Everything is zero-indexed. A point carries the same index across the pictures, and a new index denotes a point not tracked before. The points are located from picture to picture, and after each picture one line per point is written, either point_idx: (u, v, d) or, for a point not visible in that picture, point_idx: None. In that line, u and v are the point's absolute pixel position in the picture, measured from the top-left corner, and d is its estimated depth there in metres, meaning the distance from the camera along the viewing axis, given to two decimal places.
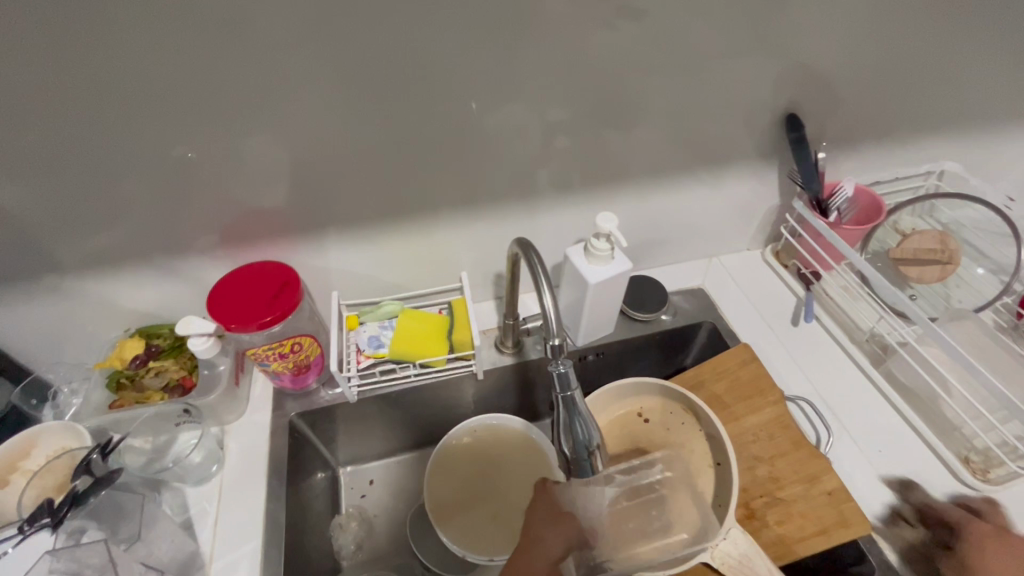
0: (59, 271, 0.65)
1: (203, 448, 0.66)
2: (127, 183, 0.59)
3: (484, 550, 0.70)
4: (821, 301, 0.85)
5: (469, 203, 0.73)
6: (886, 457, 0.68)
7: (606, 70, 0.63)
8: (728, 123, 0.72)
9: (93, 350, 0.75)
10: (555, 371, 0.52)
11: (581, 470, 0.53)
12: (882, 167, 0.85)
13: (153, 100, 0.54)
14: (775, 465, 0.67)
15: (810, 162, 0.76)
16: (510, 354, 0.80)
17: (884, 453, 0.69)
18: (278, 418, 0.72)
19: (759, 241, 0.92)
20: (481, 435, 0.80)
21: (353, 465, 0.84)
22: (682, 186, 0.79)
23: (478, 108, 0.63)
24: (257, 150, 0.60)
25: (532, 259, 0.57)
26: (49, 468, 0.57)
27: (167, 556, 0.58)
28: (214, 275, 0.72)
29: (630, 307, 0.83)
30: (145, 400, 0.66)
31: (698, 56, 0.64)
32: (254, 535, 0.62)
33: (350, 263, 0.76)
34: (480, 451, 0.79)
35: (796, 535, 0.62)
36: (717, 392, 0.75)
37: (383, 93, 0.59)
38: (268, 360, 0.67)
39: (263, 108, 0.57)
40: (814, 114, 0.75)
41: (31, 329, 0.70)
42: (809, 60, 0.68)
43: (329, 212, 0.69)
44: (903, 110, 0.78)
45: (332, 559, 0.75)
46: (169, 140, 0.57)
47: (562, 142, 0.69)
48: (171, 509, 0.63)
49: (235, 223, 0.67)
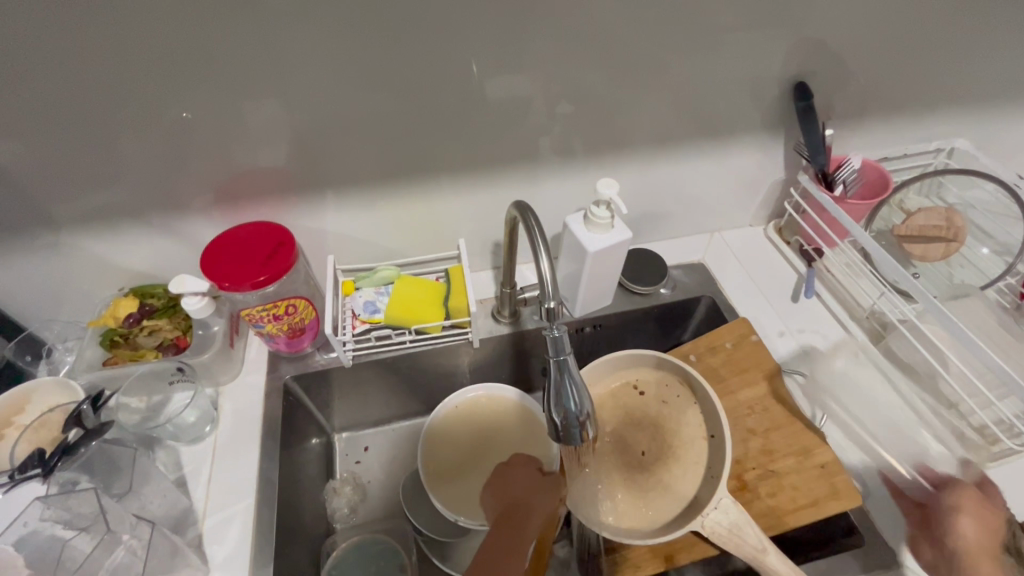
0: (51, 227, 0.64)
1: (196, 408, 0.66)
2: (118, 138, 0.58)
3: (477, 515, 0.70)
4: (823, 278, 0.84)
5: (467, 169, 0.71)
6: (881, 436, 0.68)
7: (612, 33, 0.61)
8: (734, 92, 0.70)
9: (87, 309, 0.75)
10: (549, 335, 0.51)
11: (570, 437, 0.53)
12: (891, 143, 0.84)
13: (142, 51, 0.52)
14: (768, 438, 0.67)
15: (818, 134, 0.74)
16: (507, 324, 0.80)
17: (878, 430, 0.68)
18: (273, 380, 0.72)
19: (762, 216, 0.90)
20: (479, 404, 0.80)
21: (348, 431, 0.84)
22: (686, 157, 0.78)
23: (478, 70, 0.61)
24: (251, 107, 0.59)
25: (530, 222, 0.55)
26: (41, 422, 0.58)
27: (159, 511, 0.58)
28: (209, 235, 0.71)
29: (630, 279, 0.82)
30: (139, 357, 0.66)
31: (706, 21, 0.62)
32: (247, 493, 0.62)
33: (347, 228, 0.75)
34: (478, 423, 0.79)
35: (786, 506, 0.62)
36: (713, 365, 0.75)
37: (380, 51, 0.57)
38: (262, 321, 0.67)
39: (256, 64, 0.55)
40: (825, 86, 0.73)
41: (24, 285, 0.69)
42: (821, 28, 0.66)
43: (325, 174, 0.67)
44: (916, 85, 0.76)
45: (325, 522, 0.75)
46: (159, 94, 0.55)
47: (564, 108, 0.67)
48: (165, 466, 0.64)
49: (230, 183, 0.66)
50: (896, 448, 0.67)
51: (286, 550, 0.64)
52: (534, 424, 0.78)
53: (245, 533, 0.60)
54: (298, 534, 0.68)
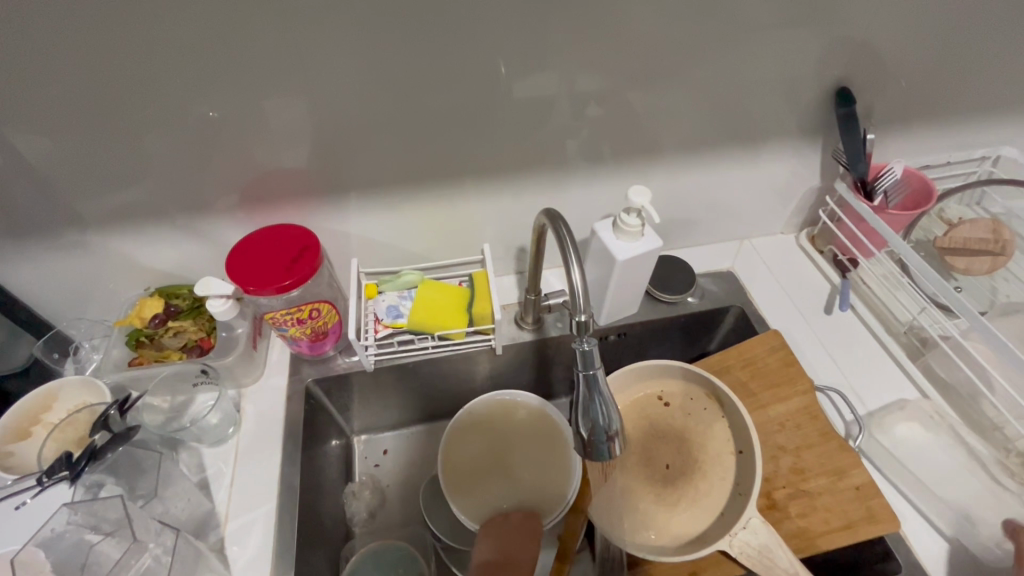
0: (80, 227, 0.65)
1: (220, 411, 0.66)
2: (147, 139, 0.58)
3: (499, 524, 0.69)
4: (858, 290, 0.81)
5: (493, 173, 0.70)
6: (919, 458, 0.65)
7: (646, 36, 0.59)
8: (770, 96, 0.68)
9: (112, 308, 0.75)
10: (578, 349, 0.49)
11: (597, 454, 0.50)
12: (933, 151, 0.80)
13: (172, 53, 0.52)
14: (800, 456, 0.65)
15: (859, 142, 0.71)
16: (530, 331, 0.78)
17: (916, 451, 0.66)
18: (295, 383, 0.71)
19: (795, 224, 0.88)
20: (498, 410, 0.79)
21: (367, 434, 0.84)
22: (717, 163, 0.75)
23: (507, 73, 0.59)
24: (279, 109, 0.58)
25: (561, 231, 0.54)
26: (68, 422, 0.58)
27: (182, 515, 0.58)
28: (233, 237, 0.71)
29: (657, 288, 0.80)
30: (163, 358, 0.66)
31: (743, 23, 0.59)
32: (270, 496, 0.62)
33: (371, 231, 0.74)
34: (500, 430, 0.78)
35: (819, 528, 0.60)
36: (742, 378, 0.73)
37: (409, 52, 0.56)
38: (286, 325, 0.66)
39: (284, 65, 0.55)
40: (866, 91, 0.70)
41: (52, 284, 0.70)
42: (864, 30, 0.63)
43: (350, 177, 0.67)
44: (962, 90, 0.72)
45: (344, 526, 0.75)
46: (188, 96, 0.55)
47: (593, 112, 0.65)
48: (188, 468, 0.64)
49: (255, 184, 0.65)
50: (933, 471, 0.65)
51: (307, 555, 0.63)
52: (556, 432, 0.77)
53: (267, 538, 0.59)
54: (317, 538, 0.67)
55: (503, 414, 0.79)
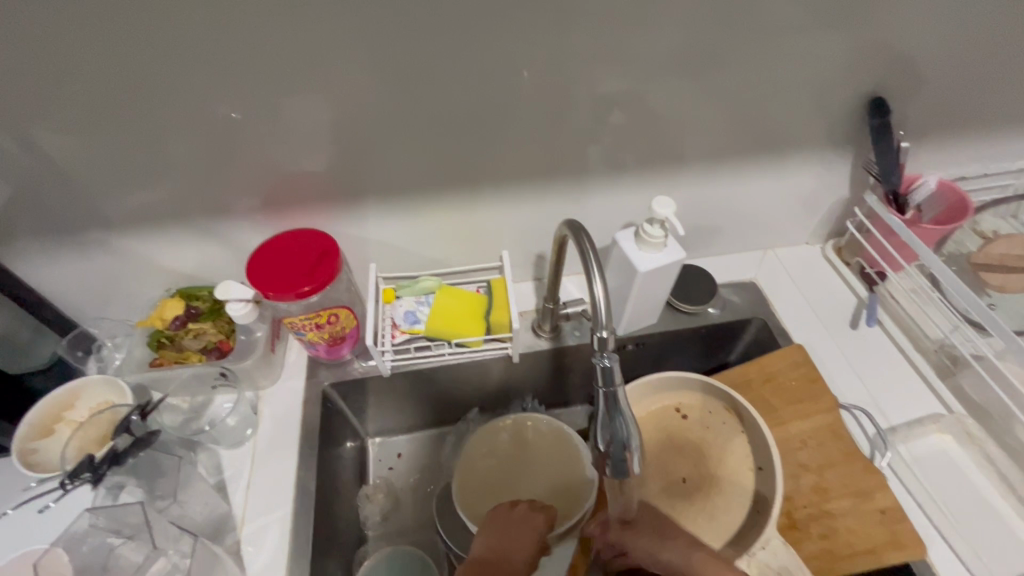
0: (104, 228, 0.65)
1: (237, 413, 0.67)
2: (170, 142, 0.58)
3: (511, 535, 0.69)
4: (885, 304, 0.79)
5: (513, 180, 0.69)
6: (945, 484, 0.64)
7: (673, 41, 0.57)
8: (798, 104, 0.66)
9: (134, 308, 0.76)
10: (599, 364, 0.48)
11: (616, 470, 0.50)
12: (968, 162, 0.78)
13: (197, 56, 0.52)
14: (822, 476, 0.64)
15: (892, 152, 0.69)
16: (547, 339, 0.78)
17: (943, 476, 0.64)
18: (311, 386, 0.72)
19: (820, 235, 0.85)
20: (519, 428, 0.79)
21: (382, 437, 0.84)
22: (742, 173, 0.74)
23: (529, 78, 0.59)
24: (301, 113, 0.58)
25: (582, 243, 0.53)
26: (92, 421, 0.59)
27: (199, 518, 0.59)
28: (253, 240, 0.71)
29: (677, 298, 0.79)
30: (183, 360, 0.66)
31: (773, 28, 0.58)
32: (286, 501, 0.62)
33: (389, 236, 0.74)
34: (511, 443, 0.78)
35: (840, 550, 0.59)
36: (763, 393, 0.71)
37: (431, 57, 0.55)
38: (304, 330, 0.67)
39: (306, 70, 0.54)
40: (900, 99, 0.68)
41: (76, 283, 0.71)
42: (898, 36, 0.61)
43: (369, 182, 0.66)
44: (1001, 100, 0.69)
45: (357, 529, 0.75)
46: (212, 99, 0.55)
47: (616, 119, 0.64)
48: (206, 469, 0.64)
49: (276, 188, 0.65)
50: (962, 496, 0.63)
51: (321, 559, 0.63)
52: (568, 444, 0.77)
53: (283, 543, 0.60)
54: (331, 541, 0.67)
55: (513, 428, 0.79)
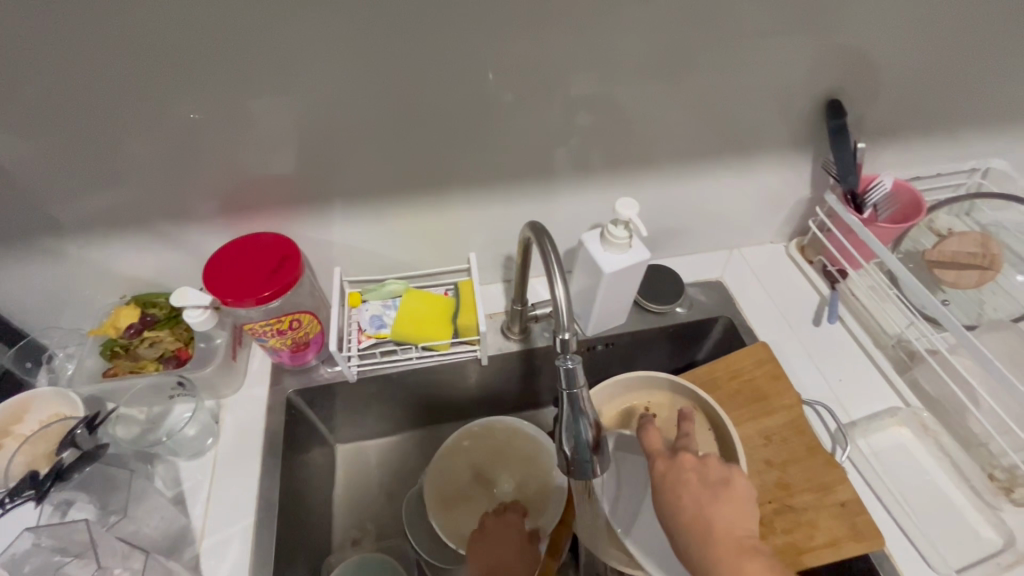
0: (52, 233, 0.63)
1: (197, 422, 0.65)
2: (121, 143, 0.56)
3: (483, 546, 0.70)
4: (846, 301, 0.81)
5: (479, 182, 0.69)
6: (903, 479, 0.65)
7: (636, 42, 0.58)
8: (759, 106, 0.67)
9: (88, 316, 0.73)
10: (561, 366, 0.48)
11: (581, 472, 0.49)
12: (923, 162, 0.80)
13: (147, 54, 0.50)
14: (786, 471, 0.65)
15: (849, 153, 0.70)
16: (516, 341, 0.77)
17: (901, 471, 0.66)
18: (276, 394, 0.70)
19: (784, 234, 0.87)
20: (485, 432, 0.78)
21: (352, 443, 0.83)
22: (706, 174, 0.75)
23: (492, 79, 0.58)
24: (259, 113, 0.56)
25: (545, 245, 0.53)
26: (39, 435, 0.57)
27: (154, 534, 0.57)
28: (213, 245, 0.69)
29: (645, 298, 0.79)
30: (138, 369, 0.65)
31: (732, 32, 0.58)
32: (247, 512, 0.61)
33: (355, 239, 0.73)
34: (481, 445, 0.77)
35: (803, 544, 0.60)
36: (729, 391, 0.72)
37: (392, 58, 0.54)
38: (266, 336, 0.65)
39: (262, 70, 0.53)
40: (858, 101, 0.69)
41: (24, 292, 0.68)
42: (853, 40, 0.62)
43: (332, 184, 0.65)
44: (953, 102, 0.72)
45: (325, 536, 0.74)
46: (164, 99, 0.53)
47: (581, 120, 0.64)
48: (163, 482, 0.62)
49: (235, 192, 0.64)
50: (918, 488, 0.65)
51: (286, 570, 0.62)
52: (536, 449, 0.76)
53: (244, 555, 0.58)
54: (298, 550, 0.66)
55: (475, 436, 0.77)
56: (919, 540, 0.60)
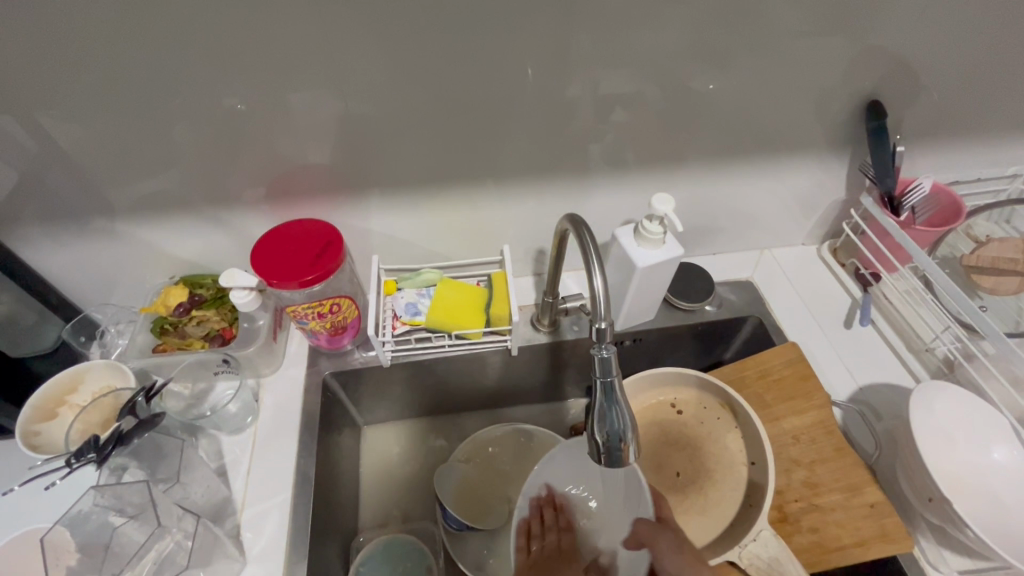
0: (111, 214, 0.66)
1: (239, 400, 0.67)
2: (179, 131, 0.59)
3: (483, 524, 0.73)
4: (879, 304, 0.80)
5: (515, 175, 0.70)
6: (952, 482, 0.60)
7: (676, 40, 0.58)
8: (797, 107, 0.67)
9: (137, 295, 0.77)
10: (597, 355, 0.49)
11: (612, 461, 0.49)
12: (963, 167, 0.79)
13: (208, 45, 0.52)
14: (814, 470, 0.65)
15: (888, 154, 0.70)
16: (545, 333, 0.79)
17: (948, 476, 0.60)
18: (312, 375, 0.73)
19: (816, 236, 0.87)
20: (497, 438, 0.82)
21: (382, 427, 0.85)
22: (740, 173, 0.75)
23: (532, 75, 0.59)
24: (308, 104, 0.59)
25: (583, 237, 0.54)
26: (94, 405, 0.60)
27: (199, 501, 0.59)
28: (257, 230, 0.72)
29: (674, 295, 0.80)
30: (187, 346, 0.68)
31: (772, 32, 0.59)
32: (285, 486, 0.63)
33: (392, 229, 0.75)
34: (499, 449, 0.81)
35: (830, 544, 0.60)
36: (757, 390, 0.72)
37: (438, 53, 0.56)
38: (306, 319, 0.67)
39: (314, 62, 0.55)
40: (897, 104, 0.69)
41: (80, 270, 0.72)
42: (896, 42, 0.62)
43: (373, 174, 0.67)
44: (998, 106, 0.71)
45: (354, 517, 0.76)
46: (220, 89, 0.56)
47: (618, 117, 0.65)
48: (207, 454, 0.65)
49: (282, 180, 0.66)
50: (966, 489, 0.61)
51: (319, 545, 0.64)
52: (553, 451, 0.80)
53: (282, 526, 0.61)
54: (329, 528, 0.68)
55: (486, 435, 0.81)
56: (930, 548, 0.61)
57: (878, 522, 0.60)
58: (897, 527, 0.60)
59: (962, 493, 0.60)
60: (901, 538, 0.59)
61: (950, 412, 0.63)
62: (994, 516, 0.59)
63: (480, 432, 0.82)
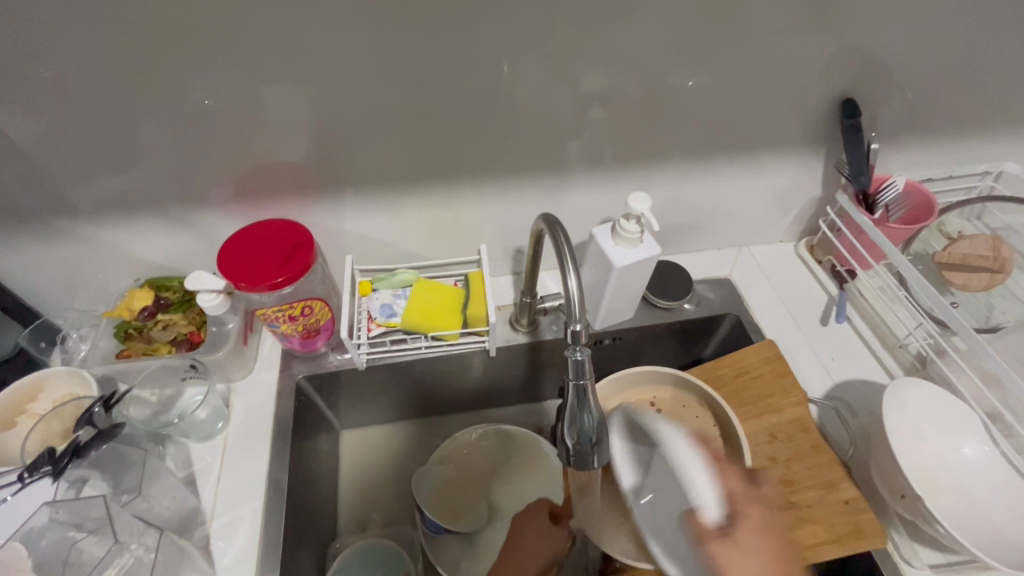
0: (70, 215, 0.63)
1: (208, 405, 0.66)
2: (139, 129, 0.57)
3: (463, 521, 0.74)
4: (853, 301, 0.81)
5: (491, 173, 0.69)
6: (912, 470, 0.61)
7: (651, 36, 0.58)
8: (774, 105, 0.67)
9: (101, 298, 0.74)
10: (571, 357, 0.48)
11: (581, 463, 0.50)
12: (935, 165, 0.80)
13: (168, 39, 0.50)
14: (790, 468, 0.65)
15: (863, 152, 0.71)
16: (524, 333, 0.78)
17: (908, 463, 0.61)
18: (285, 378, 0.71)
19: (794, 233, 0.87)
20: (474, 440, 0.80)
21: (359, 430, 0.84)
22: (717, 172, 0.75)
23: (508, 71, 0.58)
24: (276, 101, 0.57)
25: (557, 237, 0.53)
26: (54, 413, 0.57)
27: (165, 512, 0.58)
28: (227, 231, 0.70)
29: (653, 293, 0.80)
30: (152, 352, 0.66)
31: (748, 29, 0.58)
32: (256, 493, 0.62)
33: (367, 228, 0.73)
34: (479, 450, 0.80)
35: (805, 541, 0.60)
36: (735, 388, 0.73)
37: (410, 49, 0.55)
38: (278, 321, 0.66)
39: (282, 58, 0.53)
40: (871, 102, 0.69)
41: (39, 273, 0.69)
42: (871, 39, 0.62)
43: (347, 173, 0.65)
44: (969, 105, 0.72)
45: (331, 523, 0.75)
46: (183, 85, 0.54)
47: (595, 114, 0.64)
48: (174, 462, 0.63)
49: (251, 179, 0.64)
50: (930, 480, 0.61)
51: (294, 552, 0.63)
52: (536, 452, 0.79)
53: (254, 533, 0.59)
54: (305, 534, 0.67)
55: (465, 437, 0.79)
56: (902, 542, 0.61)
57: (853, 519, 0.61)
58: (871, 523, 0.60)
59: (936, 493, 0.60)
60: (875, 535, 0.59)
61: (921, 410, 0.64)
62: (967, 512, 0.59)
63: (459, 434, 0.80)
